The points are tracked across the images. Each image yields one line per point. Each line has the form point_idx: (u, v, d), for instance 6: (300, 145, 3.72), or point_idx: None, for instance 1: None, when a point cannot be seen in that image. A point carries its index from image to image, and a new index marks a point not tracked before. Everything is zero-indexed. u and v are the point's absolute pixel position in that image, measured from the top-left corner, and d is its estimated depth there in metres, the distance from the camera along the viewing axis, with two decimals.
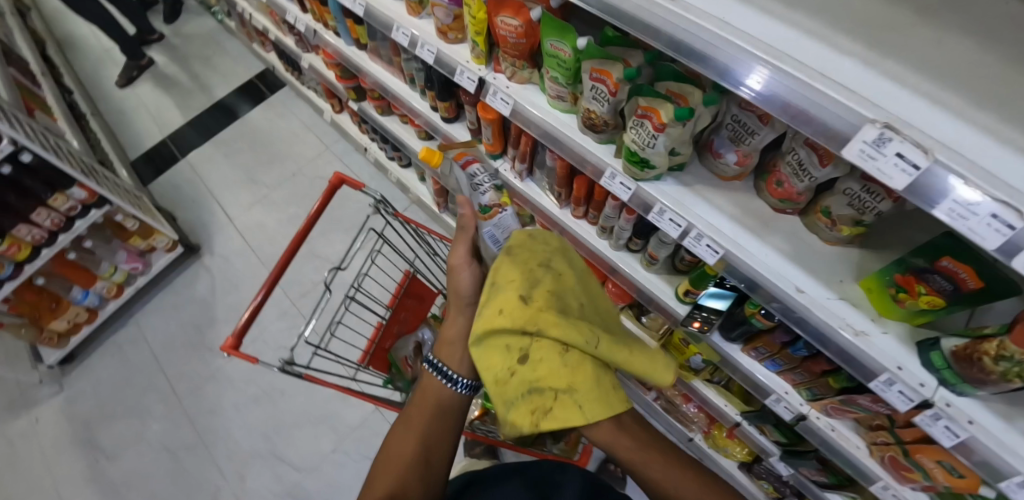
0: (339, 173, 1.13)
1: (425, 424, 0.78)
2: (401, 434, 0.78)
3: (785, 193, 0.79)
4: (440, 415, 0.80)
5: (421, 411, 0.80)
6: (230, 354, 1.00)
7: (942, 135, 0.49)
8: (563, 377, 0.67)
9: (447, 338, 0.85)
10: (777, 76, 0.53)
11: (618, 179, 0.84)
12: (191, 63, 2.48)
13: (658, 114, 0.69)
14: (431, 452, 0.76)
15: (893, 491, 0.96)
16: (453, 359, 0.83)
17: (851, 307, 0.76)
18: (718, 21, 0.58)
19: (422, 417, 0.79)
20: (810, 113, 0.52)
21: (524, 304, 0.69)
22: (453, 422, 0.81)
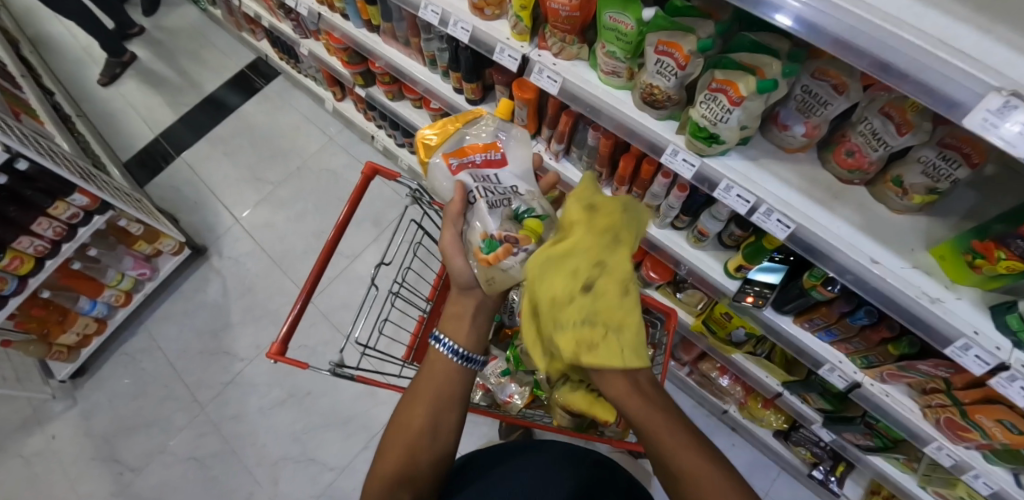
0: (372, 162, 1.08)
1: (434, 396, 0.71)
2: (407, 404, 0.71)
3: (855, 163, 0.78)
4: (449, 386, 0.73)
5: (429, 383, 0.73)
6: (276, 360, 0.96)
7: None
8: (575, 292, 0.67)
9: (452, 312, 0.79)
10: (891, 43, 0.51)
11: (681, 156, 0.82)
12: (176, 57, 2.36)
13: (733, 86, 0.67)
14: (440, 424, 0.69)
15: (947, 451, 1.00)
16: (459, 332, 0.76)
17: (925, 276, 0.76)
18: None
19: (430, 388, 0.72)
20: (931, 86, 0.49)
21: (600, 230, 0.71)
22: (460, 394, 0.73)
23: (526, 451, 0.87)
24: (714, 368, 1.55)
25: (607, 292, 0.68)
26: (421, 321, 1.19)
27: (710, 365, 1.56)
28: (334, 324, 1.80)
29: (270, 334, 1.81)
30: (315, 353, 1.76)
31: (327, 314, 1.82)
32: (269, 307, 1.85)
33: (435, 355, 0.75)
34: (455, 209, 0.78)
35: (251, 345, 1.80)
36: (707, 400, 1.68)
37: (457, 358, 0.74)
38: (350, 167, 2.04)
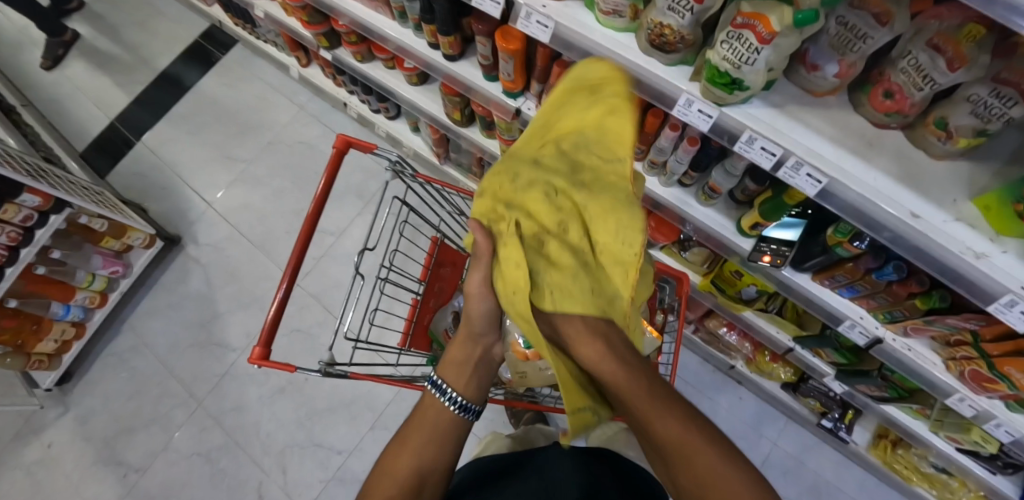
0: (343, 134, 0.96)
1: (424, 439, 0.70)
2: (396, 451, 0.69)
3: (894, 106, 0.68)
4: (440, 429, 0.71)
5: (417, 429, 0.71)
6: (259, 365, 0.89)
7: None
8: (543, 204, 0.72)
9: (454, 360, 0.76)
10: None
11: (696, 107, 0.72)
12: (122, 30, 2.14)
13: (764, 20, 0.58)
14: (430, 470, 0.68)
15: (970, 401, 0.96)
16: (459, 381, 0.74)
17: (967, 228, 0.68)
18: None
19: (420, 430, 0.71)
20: None
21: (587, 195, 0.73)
22: (452, 434, 0.72)
23: (540, 465, 0.81)
24: (721, 324, 1.50)
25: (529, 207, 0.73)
26: (414, 305, 1.10)
27: (717, 322, 1.51)
28: (326, 306, 1.72)
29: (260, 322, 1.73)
30: (310, 337, 1.69)
31: (317, 296, 1.74)
32: (255, 295, 1.76)
33: (426, 399, 0.74)
34: (483, 251, 0.71)
35: (243, 334, 1.73)
36: (714, 356, 1.65)
37: (454, 408, 0.72)
38: (325, 138, 1.90)
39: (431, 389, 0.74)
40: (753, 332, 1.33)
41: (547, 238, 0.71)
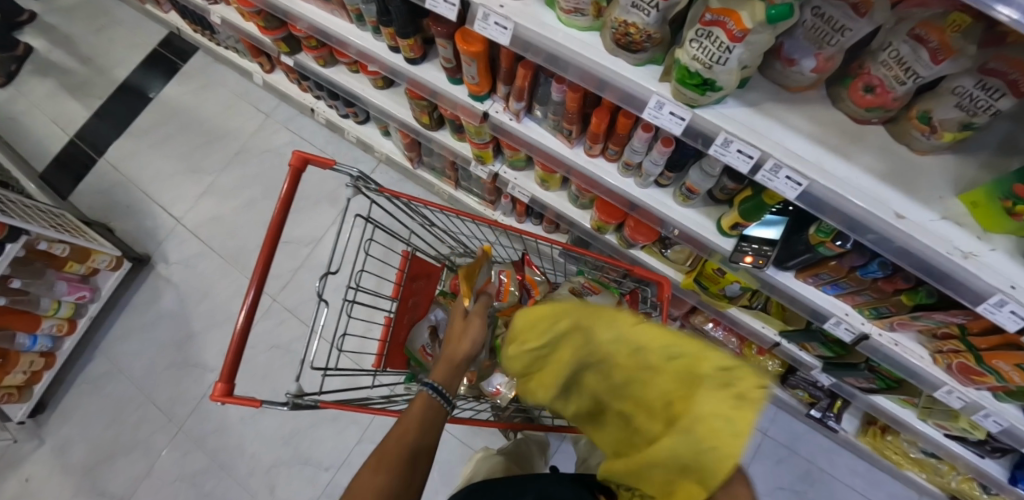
0: (299, 150, 0.91)
1: (416, 436, 0.64)
2: (382, 451, 0.62)
3: (876, 100, 0.64)
4: (431, 425, 0.66)
5: (407, 425, 0.65)
6: (222, 402, 0.86)
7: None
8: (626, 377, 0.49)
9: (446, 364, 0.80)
10: None
11: (668, 109, 0.66)
12: (77, 42, 2.04)
13: (735, 19, 0.52)
14: (422, 449, 0.63)
15: (958, 393, 0.94)
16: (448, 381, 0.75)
17: (955, 227, 0.65)
18: None
19: (409, 429, 0.65)
20: None
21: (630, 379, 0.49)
22: (438, 429, 0.68)
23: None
24: (707, 320, 1.48)
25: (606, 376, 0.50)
26: (388, 325, 1.06)
27: (702, 318, 1.48)
28: (304, 319, 1.67)
29: None
30: (289, 352, 1.64)
31: (295, 310, 1.68)
32: (232, 312, 1.70)
33: (419, 398, 0.70)
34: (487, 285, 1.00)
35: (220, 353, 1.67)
36: None
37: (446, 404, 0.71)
38: (294, 145, 1.82)
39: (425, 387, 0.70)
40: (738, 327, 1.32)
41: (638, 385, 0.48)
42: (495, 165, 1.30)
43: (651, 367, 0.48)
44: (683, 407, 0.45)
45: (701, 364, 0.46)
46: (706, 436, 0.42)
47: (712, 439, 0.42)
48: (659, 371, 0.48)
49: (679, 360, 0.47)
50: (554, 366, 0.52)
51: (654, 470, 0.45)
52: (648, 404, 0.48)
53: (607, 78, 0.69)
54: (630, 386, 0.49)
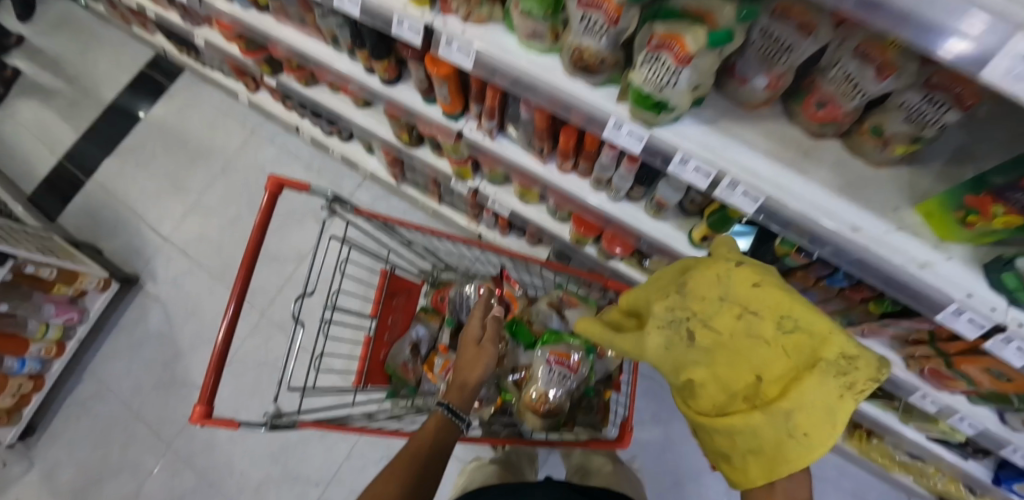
0: (274, 175, 0.93)
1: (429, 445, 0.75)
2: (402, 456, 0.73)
3: (828, 116, 0.65)
4: (444, 438, 0.77)
5: (422, 437, 0.76)
6: (201, 424, 0.86)
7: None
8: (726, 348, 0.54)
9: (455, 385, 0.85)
10: None
11: (626, 129, 0.68)
12: (65, 64, 2.06)
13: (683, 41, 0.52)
14: (434, 453, 0.74)
15: (932, 397, 0.98)
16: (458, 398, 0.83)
17: (911, 237, 0.66)
18: None
19: (423, 440, 0.75)
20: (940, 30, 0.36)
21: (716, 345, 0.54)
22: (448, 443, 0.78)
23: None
24: None
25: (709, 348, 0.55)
26: (368, 342, 1.07)
27: None
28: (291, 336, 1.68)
29: None
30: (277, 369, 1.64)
31: (283, 326, 1.69)
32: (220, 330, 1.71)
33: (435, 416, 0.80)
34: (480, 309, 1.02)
35: None
36: None
37: (460, 424, 0.81)
38: (280, 162, 1.84)
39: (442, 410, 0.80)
40: None
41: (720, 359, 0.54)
42: (475, 181, 1.32)
43: (759, 352, 0.53)
44: (783, 392, 0.51)
45: (815, 350, 0.52)
46: (800, 423, 0.49)
47: (804, 424, 0.49)
48: (764, 356, 0.52)
49: (790, 343, 0.52)
50: (652, 331, 0.58)
51: (730, 436, 0.52)
52: (730, 375, 0.53)
53: (568, 100, 0.71)
54: (728, 374, 0.53)
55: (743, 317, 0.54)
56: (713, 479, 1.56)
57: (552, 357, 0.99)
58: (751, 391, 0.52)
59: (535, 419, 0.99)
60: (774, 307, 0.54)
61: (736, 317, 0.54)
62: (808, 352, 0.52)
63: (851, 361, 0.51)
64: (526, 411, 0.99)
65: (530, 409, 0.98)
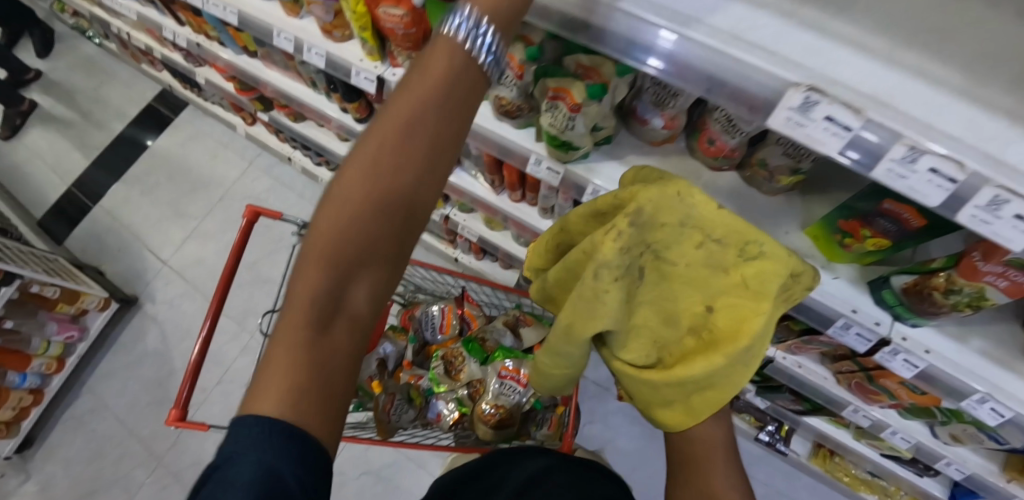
0: (251, 205, 1.03)
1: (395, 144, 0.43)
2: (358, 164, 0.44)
3: (718, 151, 0.74)
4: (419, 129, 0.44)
5: (386, 140, 0.43)
6: (176, 426, 0.94)
7: (883, 85, 0.47)
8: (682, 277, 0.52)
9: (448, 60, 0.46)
10: (685, 44, 0.48)
11: (545, 165, 0.78)
12: (80, 98, 2.22)
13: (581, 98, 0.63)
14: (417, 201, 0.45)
15: (863, 412, 1.00)
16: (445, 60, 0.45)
17: (801, 259, 0.75)
18: (645, 6, 0.50)
19: (379, 147, 0.43)
20: (739, 88, 0.47)
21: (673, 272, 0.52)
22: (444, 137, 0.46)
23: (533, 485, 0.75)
24: None
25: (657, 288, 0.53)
26: None
27: None
28: None
29: (215, 376, 1.75)
30: None
31: None
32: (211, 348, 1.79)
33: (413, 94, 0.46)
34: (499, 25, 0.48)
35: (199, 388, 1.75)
36: None
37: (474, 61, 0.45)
38: (273, 190, 1.96)
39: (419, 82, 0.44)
40: None
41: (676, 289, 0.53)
42: (445, 208, 1.41)
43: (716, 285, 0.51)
44: (735, 326, 0.50)
45: (770, 280, 0.49)
46: (753, 353, 0.50)
47: (754, 352, 0.50)
48: (721, 287, 0.51)
49: (750, 274, 0.49)
50: (602, 275, 0.49)
51: (679, 383, 0.52)
52: (684, 305, 0.53)
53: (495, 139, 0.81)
54: (681, 306, 0.53)
55: (704, 245, 0.51)
56: None
57: (503, 372, 1.08)
58: (704, 325, 0.52)
59: (487, 429, 1.06)
60: (739, 235, 0.50)
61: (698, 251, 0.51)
62: (770, 280, 0.49)
63: (798, 278, 0.53)
64: (478, 422, 1.06)
65: (482, 421, 1.05)
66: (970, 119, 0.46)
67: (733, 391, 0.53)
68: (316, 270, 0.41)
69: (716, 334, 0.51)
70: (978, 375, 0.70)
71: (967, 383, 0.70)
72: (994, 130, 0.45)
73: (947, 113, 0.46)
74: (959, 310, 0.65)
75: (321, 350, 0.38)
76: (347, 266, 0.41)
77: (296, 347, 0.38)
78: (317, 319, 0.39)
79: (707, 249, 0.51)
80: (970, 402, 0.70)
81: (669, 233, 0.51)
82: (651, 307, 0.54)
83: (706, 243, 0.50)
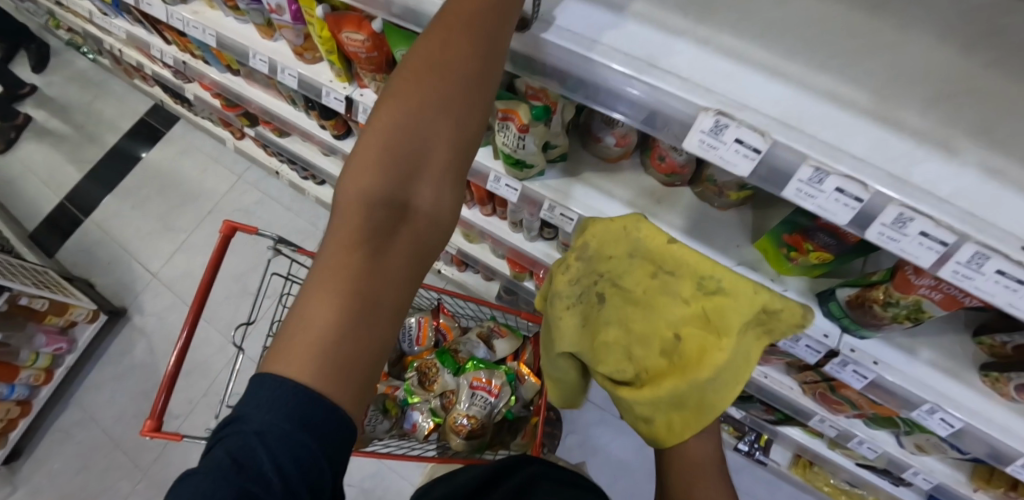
0: (228, 220, 1.06)
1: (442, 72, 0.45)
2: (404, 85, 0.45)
3: (669, 167, 0.76)
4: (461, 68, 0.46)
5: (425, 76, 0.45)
6: (151, 437, 0.96)
7: (793, 110, 0.50)
8: (641, 305, 0.53)
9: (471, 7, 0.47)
10: (602, 73, 0.51)
11: (503, 182, 0.81)
12: (74, 113, 2.27)
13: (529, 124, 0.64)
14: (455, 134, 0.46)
15: (830, 421, 1.00)
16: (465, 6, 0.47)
17: (752, 271, 0.76)
18: (559, 33, 0.53)
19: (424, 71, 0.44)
20: (660, 112, 0.50)
21: (631, 296, 0.53)
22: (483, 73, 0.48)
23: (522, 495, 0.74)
24: None
25: (624, 313, 0.54)
26: None
27: None
28: None
29: (201, 388, 1.77)
30: None
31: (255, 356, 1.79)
32: (197, 359, 1.81)
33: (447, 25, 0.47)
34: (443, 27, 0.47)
35: (184, 400, 1.76)
36: None
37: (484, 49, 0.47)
38: (261, 203, 1.99)
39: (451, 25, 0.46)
40: None
41: (636, 316, 0.53)
42: None
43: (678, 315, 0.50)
44: (700, 354, 0.48)
45: (730, 313, 0.47)
46: (722, 380, 0.48)
47: (724, 379, 0.49)
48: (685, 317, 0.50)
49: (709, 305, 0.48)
50: (559, 311, 0.58)
51: (649, 404, 0.51)
52: (649, 332, 0.52)
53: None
54: (647, 334, 0.52)
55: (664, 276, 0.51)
56: None
57: (474, 382, 1.09)
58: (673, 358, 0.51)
59: (458, 440, 1.07)
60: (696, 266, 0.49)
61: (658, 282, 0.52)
62: (732, 315, 0.47)
63: (774, 314, 0.47)
64: (450, 433, 1.07)
65: (453, 432, 1.07)
66: (875, 140, 0.48)
67: (712, 416, 0.51)
68: (361, 195, 0.43)
69: (680, 360, 0.50)
70: (926, 384, 0.72)
71: (916, 393, 0.71)
72: (899, 150, 0.48)
73: (853, 136, 0.49)
74: (900, 322, 0.66)
75: (372, 273, 0.40)
76: (393, 187, 0.43)
77: (350, 263, 0.40)
78: (370, 242, 0.41)
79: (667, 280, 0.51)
80: (921, 413, 0.72)
81: (624, 263, 0.53)
82: (615, 335, 0.54)
83: (656, 273, 0.51)
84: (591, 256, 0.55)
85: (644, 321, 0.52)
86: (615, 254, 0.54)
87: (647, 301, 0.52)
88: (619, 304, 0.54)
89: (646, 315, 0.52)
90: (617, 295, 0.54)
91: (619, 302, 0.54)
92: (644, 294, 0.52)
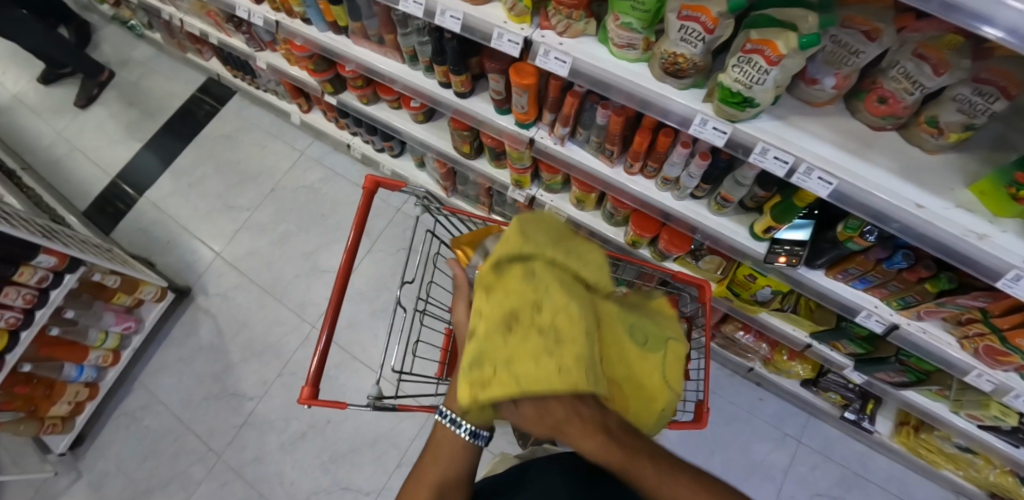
0: (372, 175, 0.98)
1: (437, 480, 0.63)
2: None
3: (888, 109, 0.77)
4: (449, 458, 0.65)
5: (436, 453, 0.65)
6: (309, 405, 0.87)
7: None
8: (508, 350, 0.53)
9: (457, 388, 0.69)
10: None
11: (711, 125, 0.78)
12: (120, 89, 2.17)
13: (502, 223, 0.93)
14: (452, 486, 0.63)
15: (989, 377, 0.97)
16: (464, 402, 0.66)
17: (968, 213, 0.74)
18: None
19: (432, 454, 0.65)
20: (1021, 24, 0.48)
21: (506, 333, 0.55)
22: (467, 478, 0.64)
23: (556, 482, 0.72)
24: (737, 328, 1.45)
25: (489, 332, 0.57)
26: (447, 334, 1.11)
27: (733, 326, 1.46)
28: (342, 345, 1.70)
29: (275, 369, 1.70)
30: (328, 379, 1.65)
31: None
32: (270, 339, 1.73)
33: (437, 429, 0.66)
34: (462, 281, 0.74)
35: (259, 382, 1.68)
36: (731, 361, 1.60)
37: (459, 431, 0.63)
38: (327, 180, 1.94)
39: (439, 419, 0.65)
40: (770, 332, 1.34)
41: (514, 331, 0.55)
42: (532, 189, 1.41)
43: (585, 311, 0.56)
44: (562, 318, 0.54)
45: (573, 324, 0.54)
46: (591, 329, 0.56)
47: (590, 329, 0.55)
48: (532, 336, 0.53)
49: (524, 362, 0.51)
50: (493, 347, 0.55)
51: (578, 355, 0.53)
52: (520, 322, 0.56)
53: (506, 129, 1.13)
54: (518, 352, 0.53)
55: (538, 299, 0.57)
56: (761, 481, 1.54)
57: None
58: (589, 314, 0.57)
59: None
60: (541, 293, 0.57)
61: (502, 326, 0.56)
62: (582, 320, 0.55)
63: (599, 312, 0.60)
64: None
65: None
66: None
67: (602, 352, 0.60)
68: None
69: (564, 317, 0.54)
70: None
71: None
72: None
73: None
74: None
75: None
76: None
77: None
78: None
79: (543, 306, 0.56)
80: None
81: (527, 290, 0.58)
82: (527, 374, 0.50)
83: (498, 274, 0.61)
84: (485, 329, 0.57)
85: (503, 346, 0.54)
86: (511, 295, 0.58)
87: (502, 292, 0.59)
88: (503, 335, 0.55)
89: (515, 325, 0.56)
90: (484, 320, 0.58)
91: (508, 358, 0.53)
92: (504, 308, 0.57)
